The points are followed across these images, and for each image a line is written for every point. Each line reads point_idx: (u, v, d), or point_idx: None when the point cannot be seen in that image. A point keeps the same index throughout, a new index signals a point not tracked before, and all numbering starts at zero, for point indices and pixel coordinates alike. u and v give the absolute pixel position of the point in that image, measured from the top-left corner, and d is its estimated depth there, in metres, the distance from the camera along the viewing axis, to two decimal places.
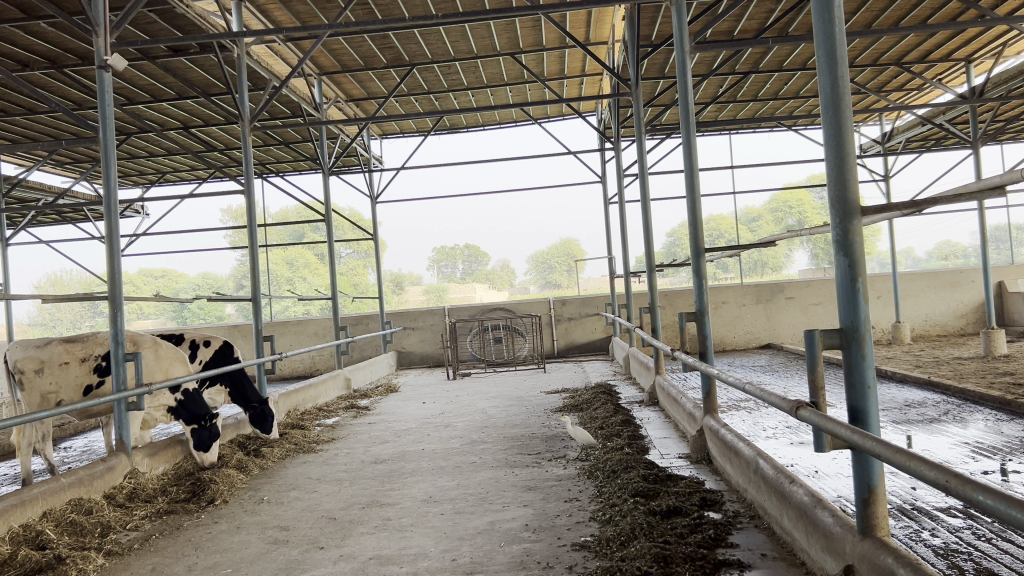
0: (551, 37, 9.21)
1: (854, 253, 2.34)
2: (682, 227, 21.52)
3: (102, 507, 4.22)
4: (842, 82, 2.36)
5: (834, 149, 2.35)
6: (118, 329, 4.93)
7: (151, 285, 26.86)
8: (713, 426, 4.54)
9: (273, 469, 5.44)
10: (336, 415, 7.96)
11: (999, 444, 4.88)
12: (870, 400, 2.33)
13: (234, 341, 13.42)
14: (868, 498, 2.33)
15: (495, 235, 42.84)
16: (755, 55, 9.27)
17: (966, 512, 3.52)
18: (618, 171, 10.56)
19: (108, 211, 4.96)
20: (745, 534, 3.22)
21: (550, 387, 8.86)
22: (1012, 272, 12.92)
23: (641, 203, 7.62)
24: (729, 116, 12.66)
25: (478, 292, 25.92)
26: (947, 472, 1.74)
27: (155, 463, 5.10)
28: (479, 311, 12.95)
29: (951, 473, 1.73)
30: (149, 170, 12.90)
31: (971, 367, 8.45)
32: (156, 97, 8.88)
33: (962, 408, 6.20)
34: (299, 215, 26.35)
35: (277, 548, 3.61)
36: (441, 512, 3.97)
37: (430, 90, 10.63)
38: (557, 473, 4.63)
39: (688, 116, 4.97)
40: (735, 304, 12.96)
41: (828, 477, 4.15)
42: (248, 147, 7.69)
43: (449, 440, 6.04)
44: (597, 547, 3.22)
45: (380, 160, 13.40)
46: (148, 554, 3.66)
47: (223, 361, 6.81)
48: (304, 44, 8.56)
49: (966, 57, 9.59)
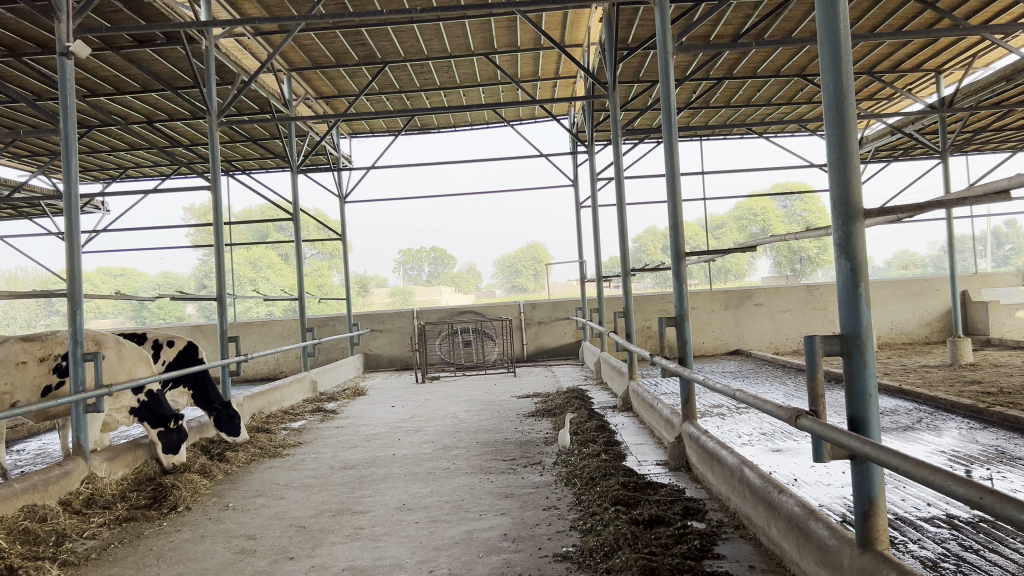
0: (527, 37, 9.09)
1: (857, 257, 2.27)
2: (649, 232, 21.58)
3: (57, 514, 4.02)
4: (846, 82, 2.28)
5: (836, 151, 2.28)
6: (77, 328, 4.74)
7: (110, 284, 26.22)
8: (692, 433, 4.46)
9: (238, 474, 5.27)
10: (302, 418, 7.78)
11: (975, 453, 4.86)
12: (871, 408, 2.25)
13: (196, 341, 13.11)
14: (868, 510, 2.25)
15: (461, 239, 42.73)
16: (730, 61, 9.28)
17: (949, 523, 3.46)
18: (592, 175, 10.43)
19: (69, 206, 4.74)
20: (731, 545, 3.13)
21: (521, 391, 8.75)
22: (976, 281, 13.11)
23: (618, 207, 7.50)
24: (701, 122, 12.65)
25: (443, 295, 25.72)
26: (978, 488, 1.62)
27: (115, 468, 4.90)
28: (448, 314, 12.78)
29: (984, 490, 1.60)
30: (109, 164, 12.56)
31: (940, 375, 8.50)
32: (119, 89, 8.62)
33: (935, 416, 6.21)
34: (263, 214, 26.00)
35: (243, 558, 3.45)
36: (415, 520, 3.84)
37: (402, 89, 10.50)
38: (534, 480, 4.52)
39: (670, 118, 4.90)
40: (705, 309, 12.99)
41: (808, 485, 4.09)
42: (215, 142, 7.46)
43: (420, 445, 5.90)
44: (580, 558, 3.12)
45: (348, 158, 13.21)
46: (107, 564, 3.48)
47: (187, 362, 6.60)
48: (274, 39, 8.36)
49: (936, 69, 9.73)
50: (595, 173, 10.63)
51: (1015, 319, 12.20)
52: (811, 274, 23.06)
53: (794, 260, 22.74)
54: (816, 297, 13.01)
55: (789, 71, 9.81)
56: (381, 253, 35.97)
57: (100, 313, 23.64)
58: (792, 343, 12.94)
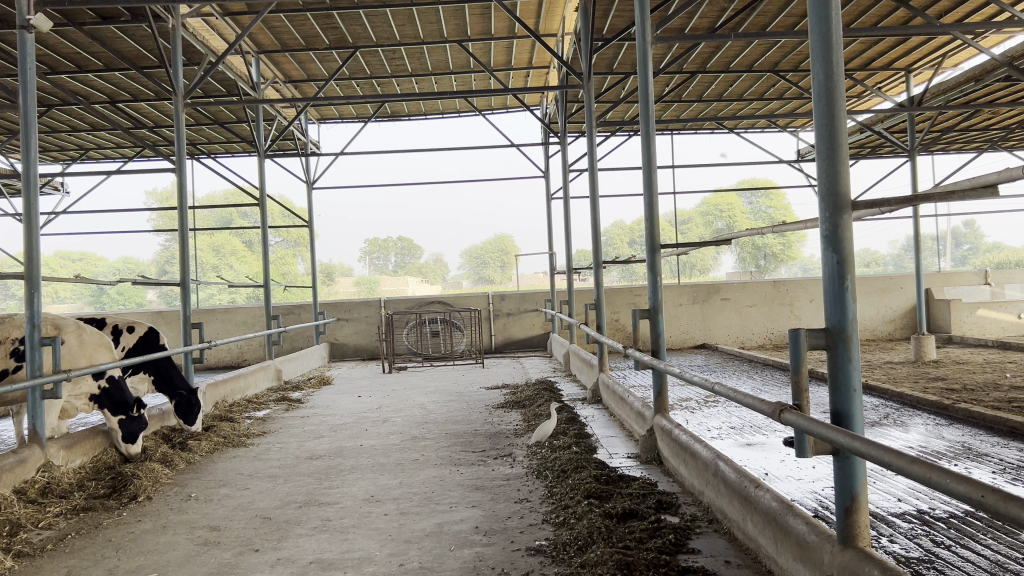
0: (501, 25, 9.01)
1: (843, 248, 2.25)
2: (618, 226, 21.64)
3: (12, 504, 3.89)
4: (837, 70, 2.25)
5: (826, 141, 2.25)
6: (34, 312, 4.59)
7: (69, 268, 25.69)
8: (665, 426, 4.44)
9: (201, 463, 5.14)
10: (266, 407, 7.64)
11: (942, 450, 4.90)
12: (855, 403, 2.24)
13: (158, 327, 12.86)
14: (850, 506, 2.23)
15: (429, 229, 42.52)
16: (703, 55, 9.31)
17: (921, 519, 3.46)
18: (564, 166, 10.32)
19: (27, 185, 4.57)
20: (706, 540, 3.11)
21: (489, 383, 8.68)
22: (939, 280, 13.33)
23: (590, 197, 7.43)
24: (674, 116, 12.62)
25: (409, 285, 25.55)
26: (980, 487, 1.55)
27: (72, 455, 4.76)
28: (416, 304, 12.68)
29: (987, 489, 1.53)
30: (70, 145, 12.27)
31: (904, 372, 8.60)
32: (81, 67, 8.38)
33: (902, 412, 6.26)
34: (228, 199, 25.63)
35: (207, 550, 3.35)
36: (384, 513, 3.76)
37: (373, 75, 10.36)
38: (505, 472, 4.47)
39: (648, 110, 4.86)
40: (673, 303, 13.01)
41: (780, 479, 4.09)
42: (180, 125, 7.25)
43: (388, 436, 5.81)
44: (553, 552, 3.06)
45: (317, 144, 13.02)
46: (63, 555, 3.36)
47: (148, 348, 6.43)
48: (244, 20, 8.17)
49: (906, 67, 9.82)
50: (567, 165, 10.51)
51: (975, 317, 12.39)
52: (775, 271, 23.34)
53: (758, 257, 22.99)
54: (783, 292, 13.09)
55: (762, 67, 9.84)
56: (347, 243, 35.65)
57: (59, 298, 23.17)
58: (757, 337, 13.05)
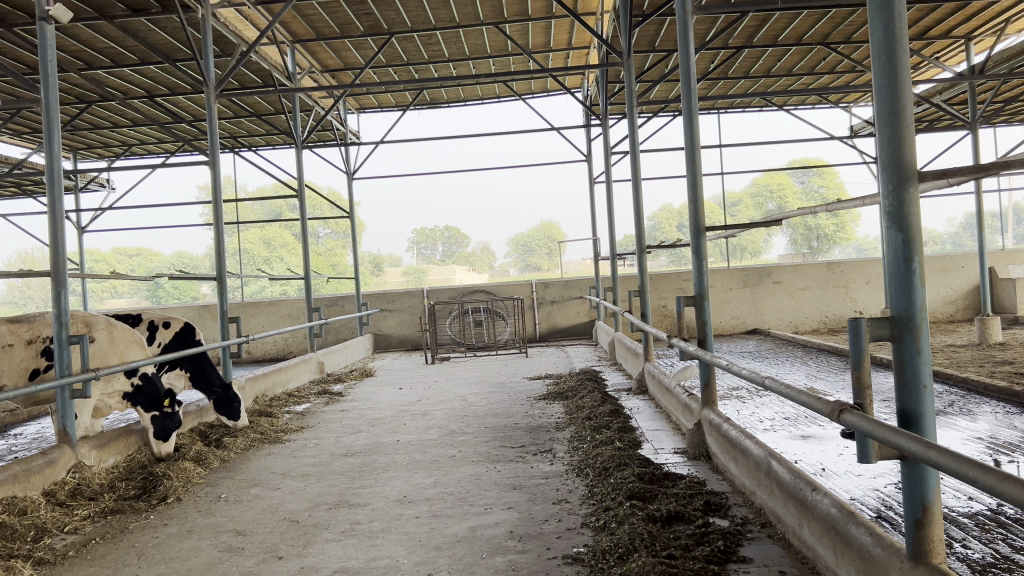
0: (538, 5, 8.73)
1: (909, 225, 1.98)
2: (665, 211, 21.21)
3: (39, 507, 3.79)
4: (899, 22, 1.98)
5: (889, 108, 1.98)
6: (61, 309, 4.49)
7: (125, 263, 26.15)
8: (713, 420, 4.18)
9: (235, 462, 5.03)
10: (306, 401, 7.53)
11: (1015, 441, 4.54)
12: (926, 401, 1.97)
13: (201, 322, 12.88)
14: (921, 518, 1.97)
15: (475, 217, 42.50)
16: (750, 28, 8.93)
17: (995, 521, 3.15)
18: (605, 149, 9.84)
19: (52, 181, 4.48)
20: (758, 547, 2.86)
21: (532, 373, 8.48)
22: (1003, 258, 12.74)
23: (632, 178, 7.09)
24: (720, 93, 12.17)
25: (456, 274, 25.54)
26: None
27: (104, 455, 4.68)
28: (458, 293, 12.56)
29: None
30: (113, 142, 12.39)
31: (968, 356, 8.16)
32: (117, 62, 8.36)
33: (968, 400, 5.88)
34: (276, 191, 25.78)
35: (229, 557, 3.19)
36: (415, 515, 3.59)
37: (410, 62, 10.24)
38: (543, 470, 4.25)
39: (689, 88, 4.55)
40: (722, 288, 12.63)
41: (837, 475, 3.81)
42: (214, 116, 7.08)
43: (426, 430, 5.64)
44: (591, 560, 2.84)
45: (356, 134, 12.92)
46: (84, 563, 3.24)
47: (184, 344, 6.34)
48: (275, 8, 8.04)
49: (966, 35, 9.34)
50: (610, 148, 10.04)
51: None
52: (828, 251, 22.78)
53: (810, 238, 22.49)
54: (837, 274, 12.63)
55: (811, 40, 9.42)
56: (394, 234, 35.74)
57: (115, 294, 23.60)
58: (811, 321, 12.61)
